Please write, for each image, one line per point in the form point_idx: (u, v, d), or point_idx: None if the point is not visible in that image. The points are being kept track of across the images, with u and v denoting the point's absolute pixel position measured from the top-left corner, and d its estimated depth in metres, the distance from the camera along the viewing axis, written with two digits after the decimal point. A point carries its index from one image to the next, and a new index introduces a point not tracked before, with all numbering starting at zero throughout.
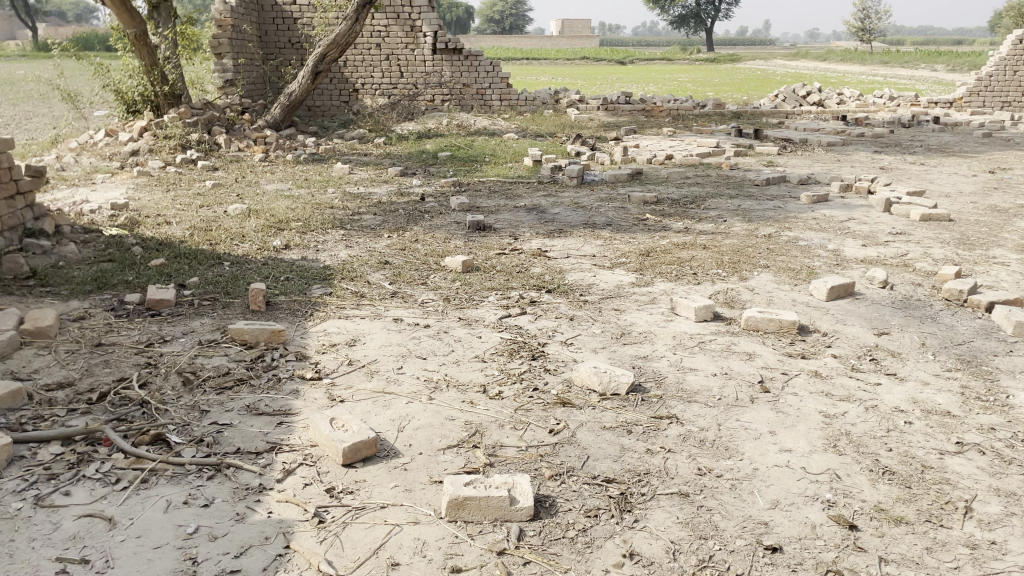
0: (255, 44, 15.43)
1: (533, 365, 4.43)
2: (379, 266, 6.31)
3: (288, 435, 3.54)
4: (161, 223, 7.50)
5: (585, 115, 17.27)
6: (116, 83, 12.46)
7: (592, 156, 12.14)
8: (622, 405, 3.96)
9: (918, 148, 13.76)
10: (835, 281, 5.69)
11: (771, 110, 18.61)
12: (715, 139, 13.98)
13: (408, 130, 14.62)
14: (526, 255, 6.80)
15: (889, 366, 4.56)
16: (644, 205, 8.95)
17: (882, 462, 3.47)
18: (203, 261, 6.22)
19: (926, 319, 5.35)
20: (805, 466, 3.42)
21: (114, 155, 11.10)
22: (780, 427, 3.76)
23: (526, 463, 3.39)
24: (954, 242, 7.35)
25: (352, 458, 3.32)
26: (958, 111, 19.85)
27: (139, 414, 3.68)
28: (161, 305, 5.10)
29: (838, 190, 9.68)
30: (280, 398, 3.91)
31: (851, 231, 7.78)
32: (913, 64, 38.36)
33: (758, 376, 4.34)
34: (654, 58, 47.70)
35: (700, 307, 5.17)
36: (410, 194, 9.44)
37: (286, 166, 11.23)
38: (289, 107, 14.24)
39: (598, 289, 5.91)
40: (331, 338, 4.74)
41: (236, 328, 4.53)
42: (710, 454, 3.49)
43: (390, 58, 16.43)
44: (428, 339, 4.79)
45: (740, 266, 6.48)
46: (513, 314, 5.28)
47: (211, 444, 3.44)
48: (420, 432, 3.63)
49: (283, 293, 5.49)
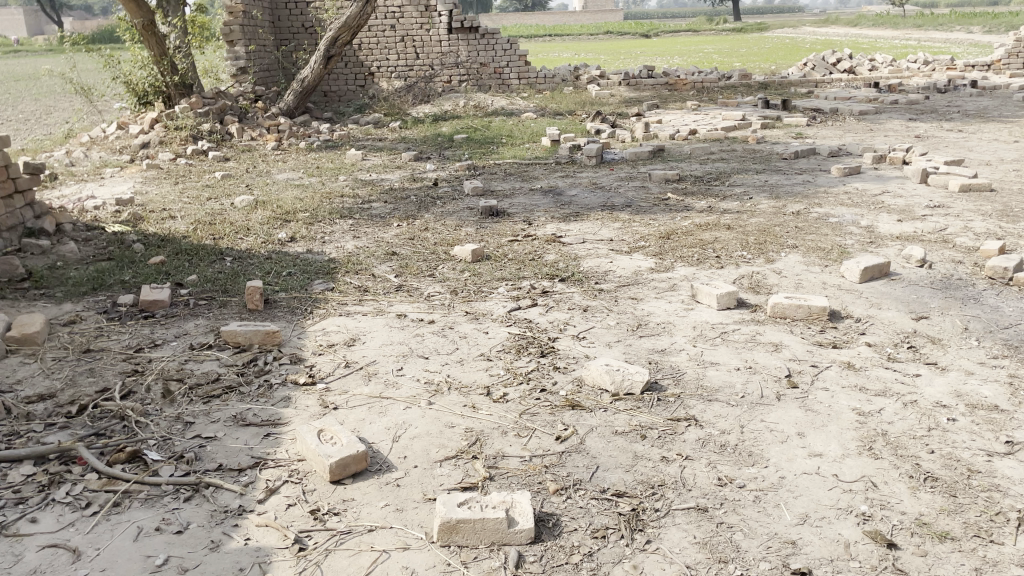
0: (268, 31, 15.21)
1: (542, 363, 4.14)
2: (385, 258, 6.04)
3: (274, 449, 3.31)
4: (166, 218, 7.31)
5: (606, 91, 16.78)
6: (126, 74, 12.31)
7: (613, 133, 11.72)
8: (636, 407, 3.66)
9: (955, 114, 13.14)
10: (868, 261, 5.31)
11: (800, 79, 17.98)
12: (740, 112, 13.49)
13: (425, 112, 14.30)
14: (541, 240, 6.50)
15: (928, 355, 4.20)
16: (665, 183, 8.60)
17: (923, 466, 3.13)
18: (205, 257, 6.01)
19: (968, 300, 4.96)
20: (837, 473, 3.10)
21: (125, 149, 10.96)
22: (809, 428, 3.44)
23: (528, 475, 3.12)
24: (996, 214, 6.90)
25: (340, 474, 3.08)
26: (996, 73, 19.05)
27: (119, 428, 3.48)
28: (155, 306, 4.89)
29: (871, 162, 9.22)
30: (271, 406, 3.67)
31: (886, 205, 7.36)
32: (947, 27, 37.18)
33: (786, 370, 4.01)
34: (679, 31, 46.71)
35: (722, 294, 4.84)
36: (423, 179, 9.17)
37: (299, 154, 11.00)
38: (302, 93, 14.00)
39: (615, 276, 5.60)
40: (329, 338, 4.49)
41: (228, 331, 4.31)
42: (732, 461, 3.19)
43: (405, 39, 16.09)
44: (431, 337, 4.52)
45: (766, 247, 6.12)
46: (523, 306, 4.99)
47: (192, 460, 3.23)
48: (416, 442, 3.37)
49: (283, 290, 5.25)
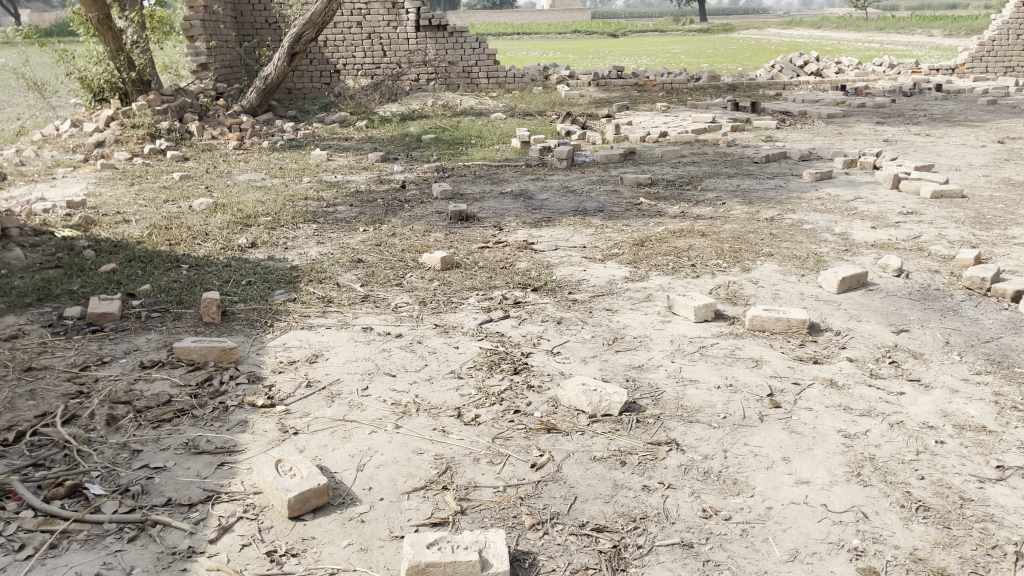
0: (230, 26, 14.81)
1: (515, 382, 3.95)
2: (350, 265, 5.81)
3: (228, 480, 3.08)
4: (119, 222, 6.98)
5: (576, 91, 16.66)
6: (80, 69, 11.86)
7: (583, 135, 11.58)
8: (614, 429, 3.50)
9: (922, 117, 13.23)
10: (846, 271, 5.20)
11: (768, 81, 18.02)
12: (710, 114, 13.43)
13: (392, 111, 14.02)
14: (512, 247, 6.32)
15: (911, 371, 4.10)
16: (637, 187, 8.47)
17: (914, 495, 3.00)
18: (159, 264, 5.72)
19: (948, 312, 4.87)
20: (826, 502, 2.96)
21: (79, 148, 10.56)
22: (794, 452, 3.29)
23: (502, 508, 2.93)
24: (970, 221, 6.86)
25: (300, 510, 2.87)
26: (960, 77, 19.26)
27: (60, 458, 3.23)
28: (104, 319, 4.61)
29: (842, 166, 9.18)
30: (226, 432, 3.44)
31: (860, 211, 7.30)
32: (909, 29, 37.69)
33: (767, 388, 3.87)
34: (645, 31, 46.81)
35: (700, 307, 4.69)
36: (391, 181, 8.93)
37: (261, 154, 10.68)
38: (265, 91, 13.65)
39: (589, 285, 5.44)
40: (290, 354, 4.25)
41: (182, 347, 4.06)
42: (717, 491, 3.03)
43: (372, 37, 15.81)
44: (399, 352, 4.31)
45: (742, 255, 6.00)
46: (494, 319, 4.80)
47: (137, 494, 2.99)
48: (382, 471, 3.17)
49: (242, 301, 5.00)
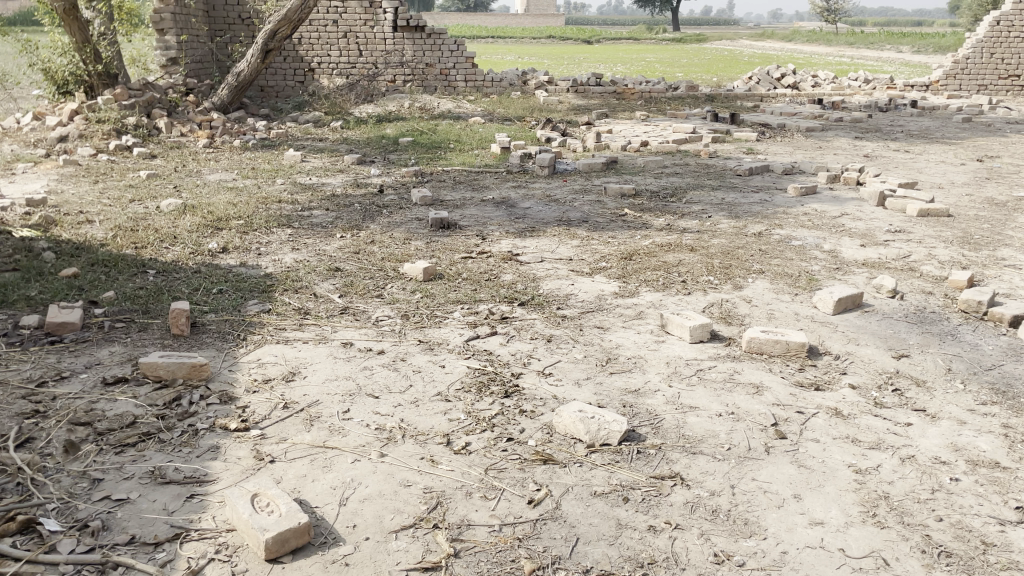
0: (201, 20, 14.39)
1: (506, 406, 3.73)
2: (328, 274, 5.55)
3: (198, 516, 2.82)
4: (81, 222, 6.63)
5: (554, 98, 16.49)
6: (44, 60, 11.42)
7: (564, 142, 11.42)
8: (614, 461, 3.29)
9: (899, 133, 13.28)
10: (842, 292, 5.07)
11: (746, 92, 18.03)
12: (691, 124, 13.34)
13: (367, 113, 13.72)
14: (496, 258, 6.09)
15: (916, 400, 3.94)
16: (621, 198, 8.30)
17: (933, 538, 2.84)
18: (125, 269, 5.41)
19: (946, 337, 4.75)
20: (843, 547, 2.78)
21: (41, 142, 10.14)
22: (805, 488, 3.11)
23: (499, 550, 2.71)
24: (958, 241, 6.79)
25: (278, 551, 2.62)
26: (934, 94, 19.45)
27: (11, 487, 2.93)
28: (64, 330, 4.30)
29: (826, 181, 9.11)
30: (196, 459, 3.17)
31: (848, 228, 7.19)
32: (877, 44, 38.22)
33: (771, 417, 3.68)
34: (619, 37, 46.90)
35: (696, 327, 4.51)
36: (368, 185, 8.66)
37: (233, 153, 10.34)
38: (237, 88, 13.27)
39: (578, 300, 5.24)
40: (265, 371, 3.99)
41: (148, 363, 3.77)
42: (728, 532, 2.83)
43: (348, 35, 15.50)
44: (381, 371, 4.06)
45: (733, 272, 5.84)
46: (482, 336, 4.56)
47: (97, 531, 2.71)
48: (367, 505, 2.93)
49: (213, 312, 4.71)
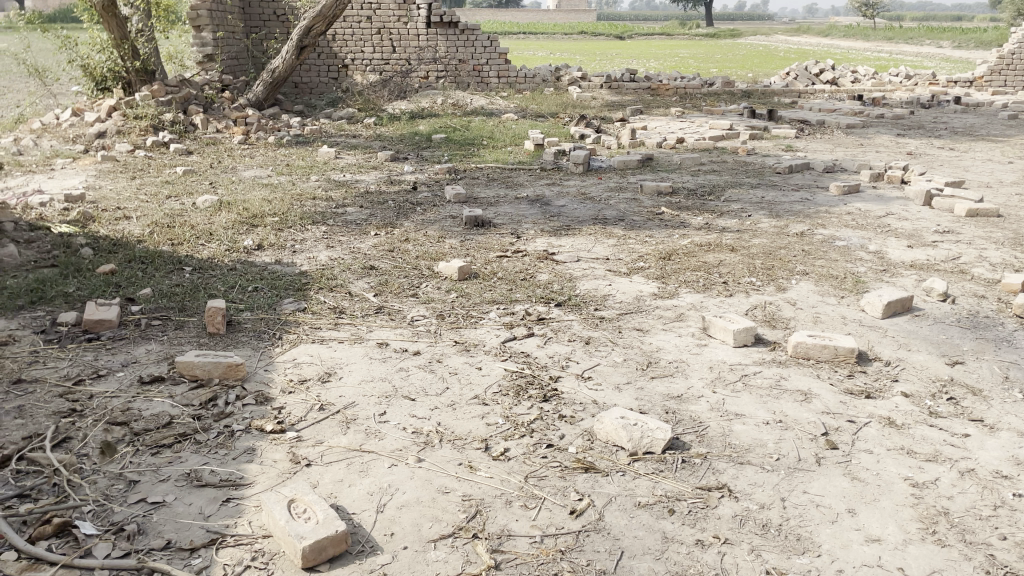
0: (237, 17, 14.47)
1: (545, 410, 3.64)
2: (363, 273, 5.49)
3: (234, 521, 2.77)
4: (119, 218, 6.66)
5: (588, 94, 16.33)
6: (83, 57, 11.55)
7: (598, 139, 11.28)
8: (658, 470, 3.19)
9: (943, 130, 12.92)
10: (891, 295, 4.90)
11: (783, 89, 17.72)
12: (727, 121, 13.12)
13: (400, 109, 13.70)
14: (532, 257, 6.00)
15: (973, 409, 3.78)
16: (658, 195, 8.15)
17: (998, 559, 2.69)
18: (161, 266, 5.41)
19: (1002, 343, 4.56)
20: (903, 566, 2.65)
21: (79, 138, 10.25)
22: (860, 503, 2.98)
23: (541, 563, 2.62)
24: (1009, 242, 6.57)
25: (315, 559, 2.56)
26: (978, 89, 18.98)
27: (48, 489, 2.91)
28: (100, 327, 4.29)
29: (869, 180, 8.88)
30: (231, 462, 3.12)
31: (893, 228, 6.98)
32: (917, 39, 37.45)
33: (821, 426, 3.55)
34: (652, 33, 46.43)
35: (740, 331, 4.38)
36: (401, 182, 8.62)
37: (267, 149, 10.37)
38: (271, 84, 13.32)
39: (616, 301, 5.13)
40: (300, 371, 3.94)
41: (184, 362, 3.75)
42: (780, 548, 2.71)
43: (381, 32, 15.50)
44: (417, 372, 3.99)
45: (775, 273, 5.69)
46: (518, 337, 4.47)
47: (133, 535, 2.67)
48: (405, 512, 2.86)
49: (248, 310, 4.67)
